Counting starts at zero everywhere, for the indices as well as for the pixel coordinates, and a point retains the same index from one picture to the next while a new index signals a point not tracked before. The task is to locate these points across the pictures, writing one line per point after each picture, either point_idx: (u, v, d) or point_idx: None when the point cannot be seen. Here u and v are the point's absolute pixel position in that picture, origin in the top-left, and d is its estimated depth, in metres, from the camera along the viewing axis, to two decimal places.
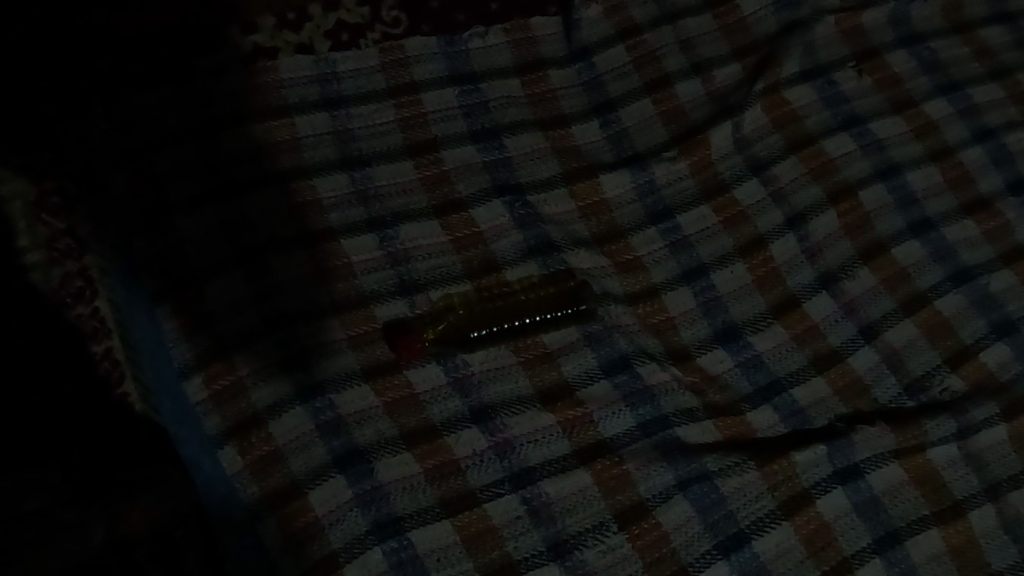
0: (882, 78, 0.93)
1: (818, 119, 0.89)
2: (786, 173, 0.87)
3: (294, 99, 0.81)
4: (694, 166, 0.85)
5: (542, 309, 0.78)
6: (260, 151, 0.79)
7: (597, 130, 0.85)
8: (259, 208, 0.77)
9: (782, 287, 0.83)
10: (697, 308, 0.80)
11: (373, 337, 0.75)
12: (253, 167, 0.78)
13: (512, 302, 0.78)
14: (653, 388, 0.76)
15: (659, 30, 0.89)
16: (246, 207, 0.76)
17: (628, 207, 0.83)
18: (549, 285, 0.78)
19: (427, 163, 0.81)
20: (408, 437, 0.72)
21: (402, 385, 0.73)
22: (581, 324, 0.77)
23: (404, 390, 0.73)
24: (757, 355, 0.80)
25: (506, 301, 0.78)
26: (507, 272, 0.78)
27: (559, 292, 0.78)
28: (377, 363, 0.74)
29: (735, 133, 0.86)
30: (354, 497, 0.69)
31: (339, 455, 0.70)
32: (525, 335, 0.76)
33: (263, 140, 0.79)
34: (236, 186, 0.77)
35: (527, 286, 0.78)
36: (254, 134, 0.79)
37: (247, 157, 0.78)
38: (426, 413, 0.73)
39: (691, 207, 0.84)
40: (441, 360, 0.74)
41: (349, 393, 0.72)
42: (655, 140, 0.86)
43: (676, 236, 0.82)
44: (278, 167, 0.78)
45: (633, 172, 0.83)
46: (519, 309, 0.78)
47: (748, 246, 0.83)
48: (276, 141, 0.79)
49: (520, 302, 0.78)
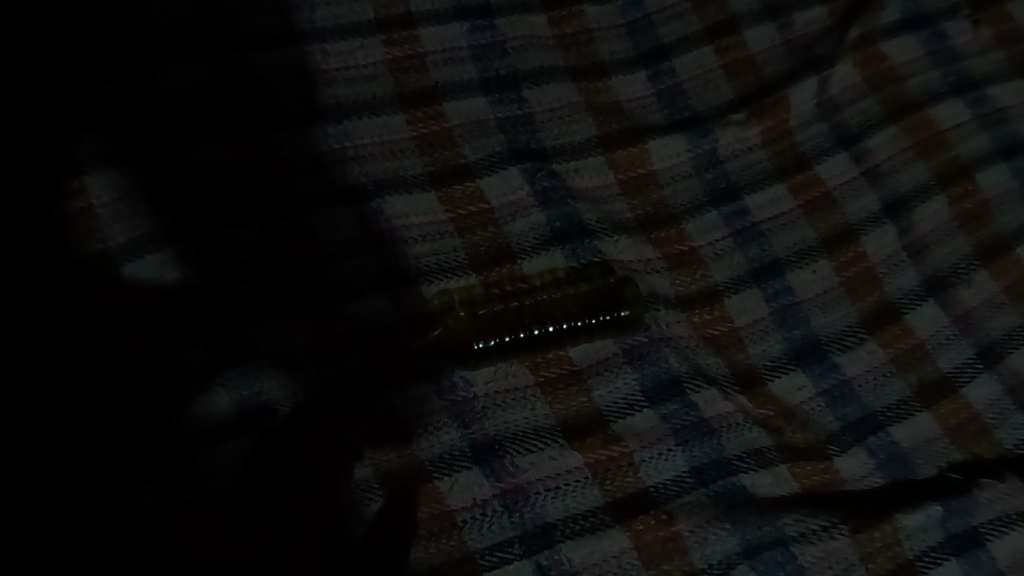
0: (1004, 31, 0.73)
1: (924, 80, 0.70)
2: (884, 148, 0.68)
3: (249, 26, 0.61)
4: (768, 134, 0.66)
5: (572, 313, 0.59)
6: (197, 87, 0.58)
7: (644, 84, 0.66)
8: (196, 164, 0.56)
9: (879, 292, 0.64)
10: (770, 318, 0.62)
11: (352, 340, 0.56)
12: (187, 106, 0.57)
13: (533, 302, 0.59)
14: (712, 422, 0.58)
15: None
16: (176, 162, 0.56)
17: (682, 183, 0.64)
18: (581, 282, 0.60)
19: (424, 118, 0.62)
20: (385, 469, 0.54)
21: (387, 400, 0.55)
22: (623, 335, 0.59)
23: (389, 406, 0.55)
24: (848, 382, 0.61)
25: (525, 302, 0.59)
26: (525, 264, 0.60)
27: (594, 291, 0.59)
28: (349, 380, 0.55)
29: (820, 94, 0.67)
30: (308, 546, 0.50)
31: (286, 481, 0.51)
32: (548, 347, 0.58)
33: (209, 73, 0.58)
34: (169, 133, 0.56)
35: (550, 283, 0.60)
36: (191, 61, 0.58)
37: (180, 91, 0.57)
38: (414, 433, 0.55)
39: (763, 187, 0.65)
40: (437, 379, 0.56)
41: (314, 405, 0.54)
42: (719, 99, 0.66)
43: (743, 224, 0.64)
44: (227, 110, 0.58)
45: (691, 138, 0.64)
46: (541, 312, 0.59)
47: (836, 238, 0.64)
48: (223, 73, 0.59)
49: (543, 304, 0.59)
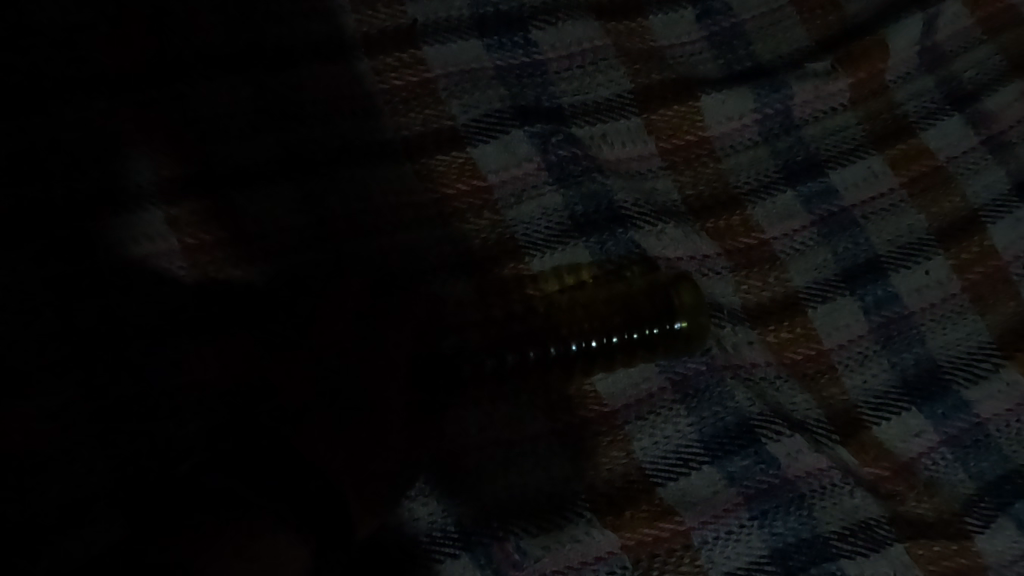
0: None
1: None
2: (1011, 109, 0.51)
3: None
4: (859, 91, 0.49)
5: (603, 325, 0.44)
6: (76, 15, 0.41)
7: (693, 24, 0.49)
8: (75, 122, 0.40)
9: (1017, 301, 0.47)
10: (872, 336, 0.45)
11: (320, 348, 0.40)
12: (65, 37, 0.41)
13: (549, 312, 0.43)
14: (798, 485, 0.41)
15: None
16: (48, 117, 0.40)
17: (746, 155, 0.47)
18: (611, 283, 0.44)
19: (397, 64, 0.45)
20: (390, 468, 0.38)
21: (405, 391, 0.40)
22: (674, 356, 0.42)
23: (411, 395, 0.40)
24: (983, 426, 0.44)
25: (539, 311, 0.43)
26: (534, 262, 0.43)
27: (633, 294, 0.44)
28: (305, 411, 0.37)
29: (925, 39, 0.51)
30: None
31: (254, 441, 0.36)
32: (572, 376, 0.42)
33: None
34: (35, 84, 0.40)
35: (569, 286, 0.43)
36: None
37: (55, 18, 0.41)
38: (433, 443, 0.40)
39: (854, 159, 0.48)
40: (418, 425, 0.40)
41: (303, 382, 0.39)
42: (791, 46, 0.50)
43: (830, 208, 0.47)
44: (121, 51, 0.41)
45: (758, 95, 0.48)
46: (561, 326, 0.43)
47: (953, 227, 0.48)
48: None
49: (562, 315, 0.44)
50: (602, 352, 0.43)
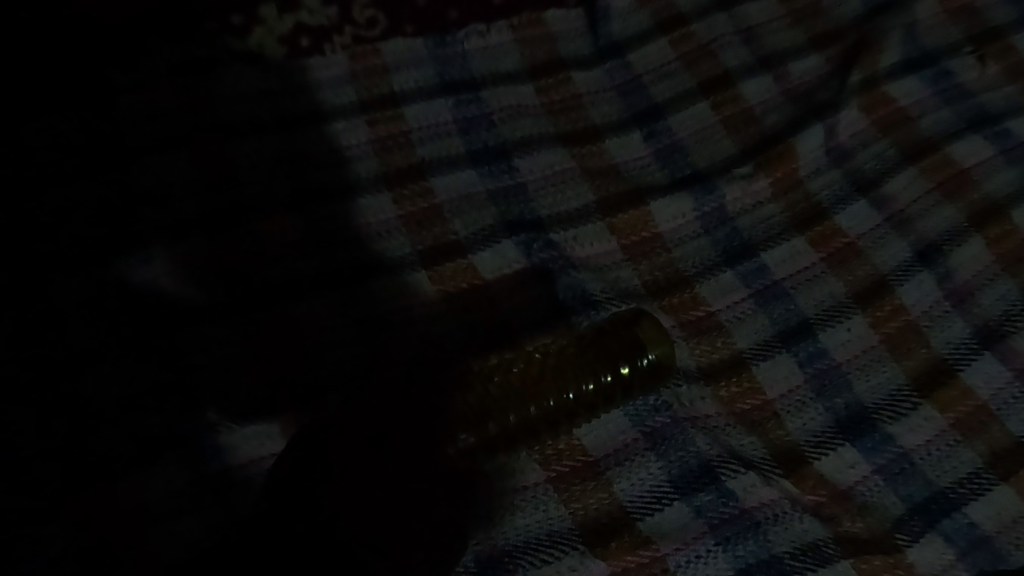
0: (1011, 67, 0.70)
1: (936, 120, 0.67)
2: (906, 192, 0.63)
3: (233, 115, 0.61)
4: (778, 187, 0.62)
5: (580, 376, 0.48)
6: (179, 183, 0.57)
7: (640, 145, 0.63)
8: (176, 258, 0.54)
9: (925, 349, 0.57)
10: (808, 386, 0.55)
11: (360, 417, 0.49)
12: (170, 199, 0.57)
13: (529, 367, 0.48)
14: (754, 513, 0.50)
15: (710, 19, 0.69)
16: (156, 255, 0.54)
17: (691, 244, 0.59)
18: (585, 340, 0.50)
19: (411, 194, 0.59)
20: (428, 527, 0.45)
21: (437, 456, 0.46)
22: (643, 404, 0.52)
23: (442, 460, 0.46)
24: (907, 455, 0.53)
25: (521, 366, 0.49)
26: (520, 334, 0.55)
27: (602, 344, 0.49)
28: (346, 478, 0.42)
29: (829, 142, 0.64)
30: None
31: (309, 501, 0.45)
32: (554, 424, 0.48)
33: (192, 171, 0.58)
34: (145, 234, 0.55)
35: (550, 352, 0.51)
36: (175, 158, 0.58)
37: (162, 185, 0.57)
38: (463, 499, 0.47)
39: (780, 241, 0.60)
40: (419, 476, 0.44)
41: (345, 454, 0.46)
42: (720, 155, 0.63)
43: (763, 282, 0.58)
44: (209, 204, 0.57)
45: (695, 198, 0.60)
46: (544, 375, 0.48)
47: (867, 291, 0.59)
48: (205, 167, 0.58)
49: (544, 370, 0.48)
50: (579, 401, 0.48)
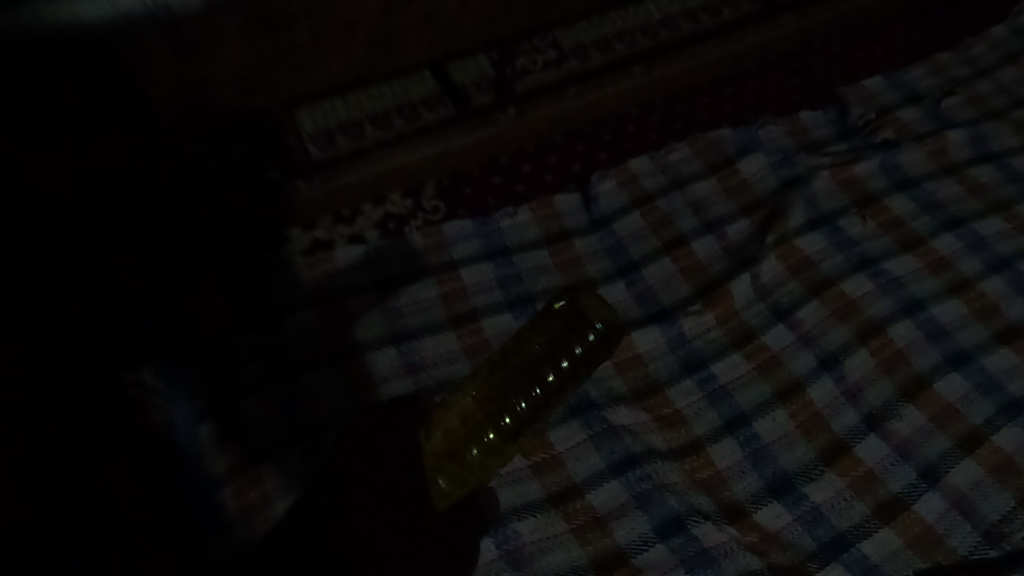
0: (885, 221, 0.99)
1: (833, 264, 0.95)
2: (811, 317, 0.90)
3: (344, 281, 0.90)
4: (720, 317, 0.89)
5: (528, 388, 0.77)
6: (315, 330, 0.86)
7: (623, 290, 0.91)
8: (317, 384, 0.83)
9: (828, 432, 0.82)
10: (746, 459, 0.80)
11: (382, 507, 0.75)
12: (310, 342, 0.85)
13: (482, 407, 0.75)
14: (712, 550, 0.73)
15: (669, 197, 0.99)
16: (305, 383, 0.83)
17: (661, 360, 0.86)
18: (529, 353, 0.79)
19: (468, 331, 0.87)
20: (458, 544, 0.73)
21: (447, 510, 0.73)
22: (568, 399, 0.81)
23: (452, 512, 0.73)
24: (817, 508, 0.77)
25: (478, 407, 0.76)
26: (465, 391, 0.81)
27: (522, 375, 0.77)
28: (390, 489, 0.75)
29: (755, 284, 0.92)
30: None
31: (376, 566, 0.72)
32: (521, 429, 0.76)
33: (323, 321, 0.87)
34: (295, 367, 0.84)
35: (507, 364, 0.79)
36: (311, 314, 0.87)
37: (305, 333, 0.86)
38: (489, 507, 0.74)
39: (723, 356, 0.86)
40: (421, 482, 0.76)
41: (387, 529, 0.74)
42: (678, 295, 0.91)
43: (712, 386, 0.84)
44: (335, 344, 0.85)
45: (662, 328, 0.87)
46: (507, 384, 0.77)
47: (786, 390, 0.84)
48: (331, 319, 0.87)
49: (507, 382, 0.77)
50: (529, 413, 0.76)
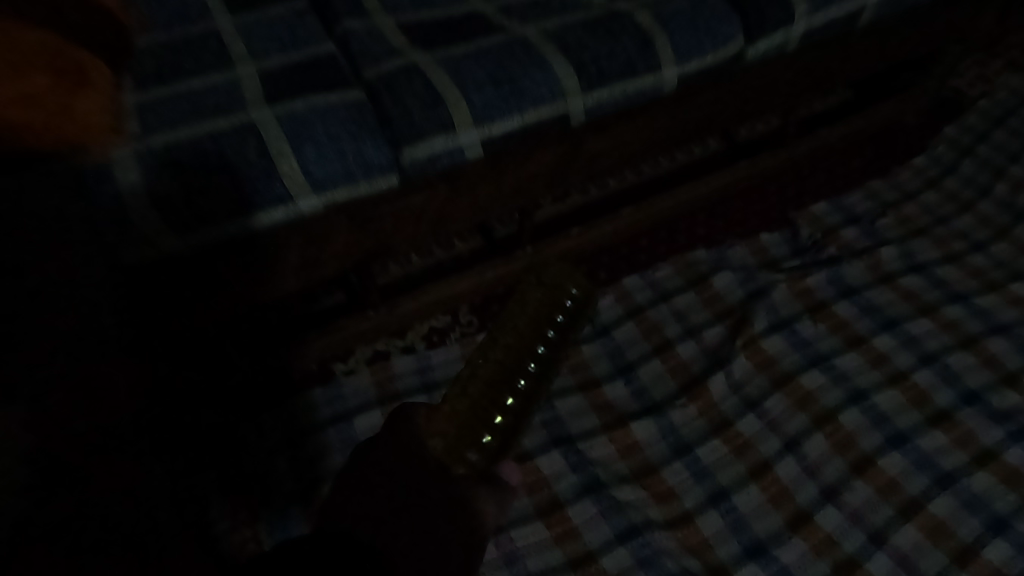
0: (833, 324, 1.22)
1: (792, 361, 1.17)
2: (776, 407, 1.11)
3: (402, 388, 1.12)
4: (701, 409, 1.11)
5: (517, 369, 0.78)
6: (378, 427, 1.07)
7: (622, 387, 1.14)
8: None
9: (793, 503, 1.02)
10: (727, 527, 0.99)
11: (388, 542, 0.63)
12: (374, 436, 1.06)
13: (476, 404, 0.75)
14: None
15: (657, 308, 1.24)
16: None
17: (655, 445, 1.07)
18: (505, 333, 0.81)
19: None
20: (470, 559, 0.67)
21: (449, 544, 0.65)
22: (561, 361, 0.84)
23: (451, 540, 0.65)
24: (786, 567, 0.96)
25: (472, 402, 0.76)
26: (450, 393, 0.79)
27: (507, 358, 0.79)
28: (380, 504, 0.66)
29: (728, 380, 1.14)
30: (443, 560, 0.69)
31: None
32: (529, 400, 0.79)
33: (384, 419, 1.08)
34: None
35: (490, 346, 0.80)
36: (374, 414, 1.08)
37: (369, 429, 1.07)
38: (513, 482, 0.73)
39: (706, 441, 1.07)
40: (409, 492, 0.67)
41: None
42: (667, 390, 1.14)
43: (697, 466, 1.05)
44: None
45: (655, 419, 1.09)
46: (489, 365, 0.78)
47: (757, 469, 1.05)
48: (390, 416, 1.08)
49: (489, 365, 0.78)
50: (529, 388, 0.78)
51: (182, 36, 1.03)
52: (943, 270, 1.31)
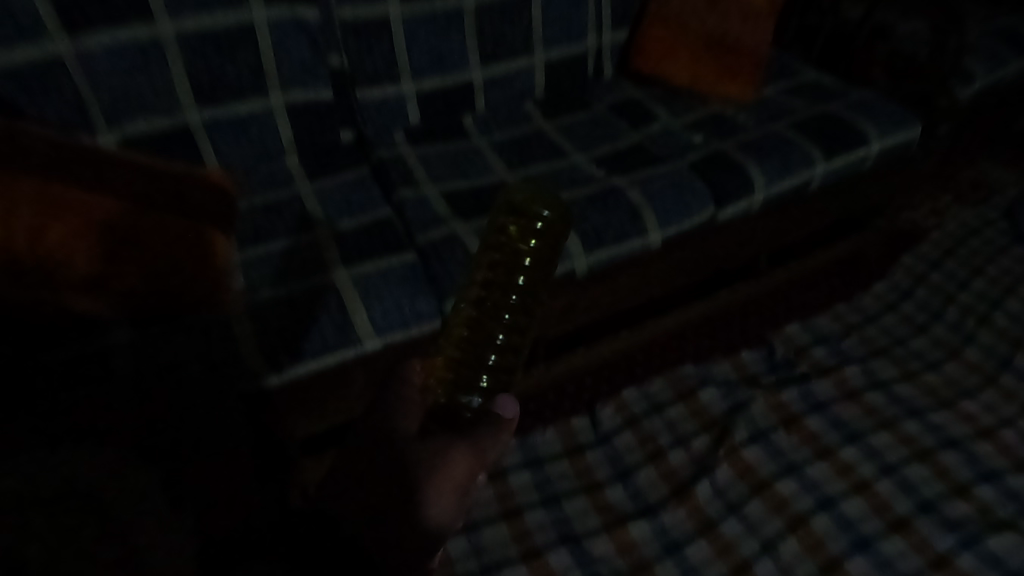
0: (805, 436, 1.41)
1: (768, 469, 1.35)
2: (755, 512, 1.28)
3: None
4: (689, 512, 1.28)
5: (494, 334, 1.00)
6: None
7: (621, 491, 1.32)
8: None
9: None
10: None
11: (388, 513, 0.75)
12: None
13: (464, 364, 0.96)
14: None
15: (651, 418, 1.44)
16: None
17: (649, 545, 1.24)
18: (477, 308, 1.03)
19: (515, 523, 1.26)
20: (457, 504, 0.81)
21: (447, 477, 0.76)
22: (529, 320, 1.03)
23: (451, 474, 0.76)
24: None
25: (458, 367, 0.96)
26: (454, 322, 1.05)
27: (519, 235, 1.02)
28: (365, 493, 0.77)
29: (713, 486, 1.32)
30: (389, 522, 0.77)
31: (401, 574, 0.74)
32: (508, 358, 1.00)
33: None
34: None
35: (466, 318, 1.03)
36: None
37: None
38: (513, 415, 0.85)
39: (694, 543, 1.24)
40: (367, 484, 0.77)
41: (400, 542, 0.74)
42: (660, 494, 1.31)
43: (686, 566, 1.21)
44: None
45: (649, 521, 1.27)
46: (466, 346, 0.99)
47: (738, 569, 1.21)
48: None
49: (469, 334, 1.00)
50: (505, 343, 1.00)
51: (272, 200, 1.31)
52: (902, 388, 1.50)
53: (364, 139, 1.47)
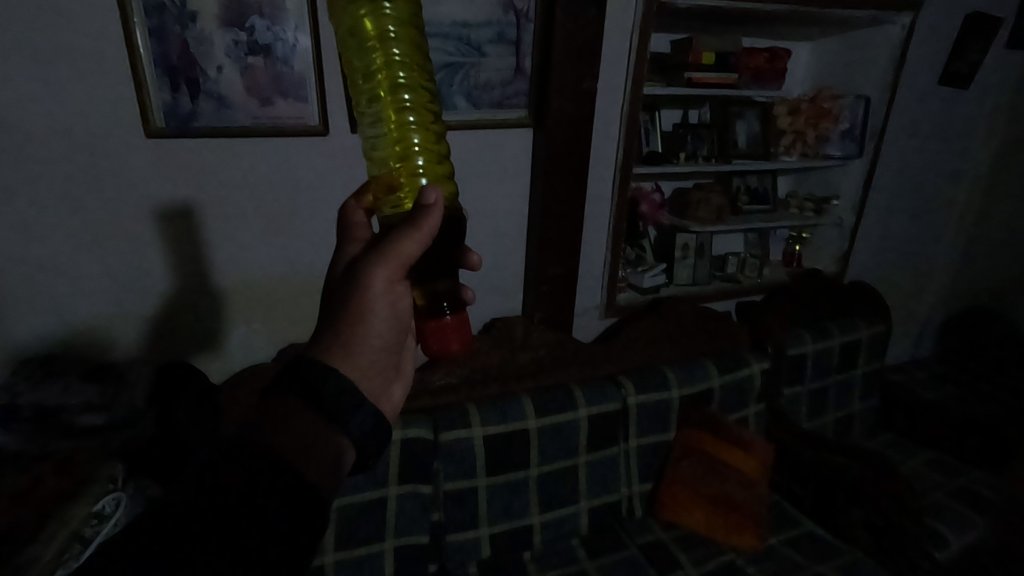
0: None
1: None
2: None
3: None
4: None
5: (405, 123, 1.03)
6: None
7: None
8: None
9: None
10: None
11: (332, 326, 1.03)
12: None
13: (406, 180, 1.04)
14: None
15: None
16: None
17: None
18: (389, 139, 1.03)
19: None
20: (404, 290, 1.07)
21: (366, 290, 1.02)
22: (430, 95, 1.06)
23: (369, 287, 1.02)
24: None
25: (401, 179, 1.04)
26: (371, 165, 1.06)
27: (379, 24, 0.99)
28: (335, 306, 1.05)
29: None
30: (337, 334, 1.02)
31: (328, 354, 0.99)
32: (405, 42, 1.02)
33: None
34: None
35: (378, 133, 1.03)
36: None
37: None
38: (430, 200, 0.97)
39: None
40: (326, 320, 1.05)
41: (336, 317, 1.03)
42: None
43: None
44: None
45: None
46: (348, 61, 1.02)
47: None
48: None
49: (384, 148, 1.04)
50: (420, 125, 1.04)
51: None
52: None
53: (445, 569, 1.86)
